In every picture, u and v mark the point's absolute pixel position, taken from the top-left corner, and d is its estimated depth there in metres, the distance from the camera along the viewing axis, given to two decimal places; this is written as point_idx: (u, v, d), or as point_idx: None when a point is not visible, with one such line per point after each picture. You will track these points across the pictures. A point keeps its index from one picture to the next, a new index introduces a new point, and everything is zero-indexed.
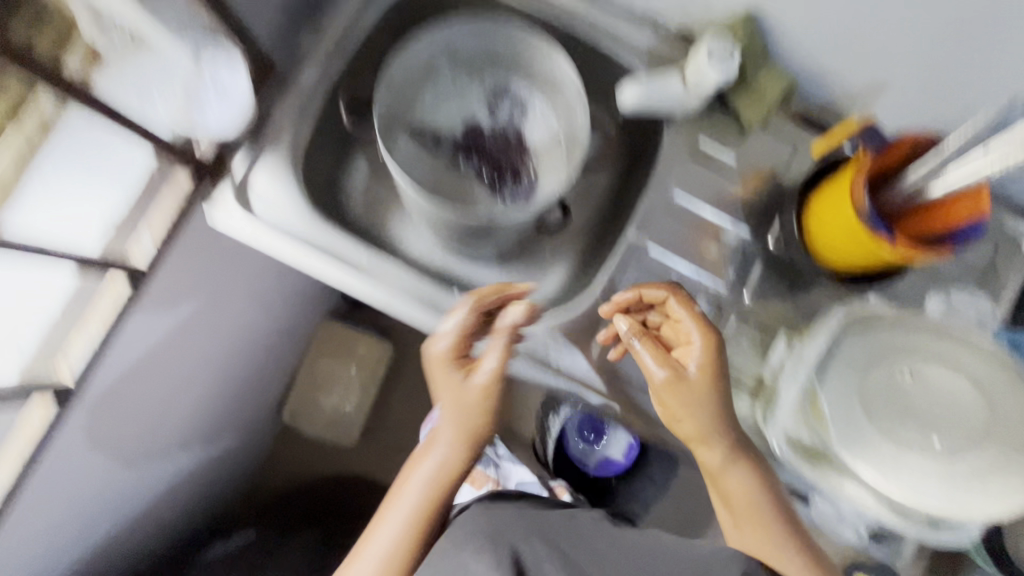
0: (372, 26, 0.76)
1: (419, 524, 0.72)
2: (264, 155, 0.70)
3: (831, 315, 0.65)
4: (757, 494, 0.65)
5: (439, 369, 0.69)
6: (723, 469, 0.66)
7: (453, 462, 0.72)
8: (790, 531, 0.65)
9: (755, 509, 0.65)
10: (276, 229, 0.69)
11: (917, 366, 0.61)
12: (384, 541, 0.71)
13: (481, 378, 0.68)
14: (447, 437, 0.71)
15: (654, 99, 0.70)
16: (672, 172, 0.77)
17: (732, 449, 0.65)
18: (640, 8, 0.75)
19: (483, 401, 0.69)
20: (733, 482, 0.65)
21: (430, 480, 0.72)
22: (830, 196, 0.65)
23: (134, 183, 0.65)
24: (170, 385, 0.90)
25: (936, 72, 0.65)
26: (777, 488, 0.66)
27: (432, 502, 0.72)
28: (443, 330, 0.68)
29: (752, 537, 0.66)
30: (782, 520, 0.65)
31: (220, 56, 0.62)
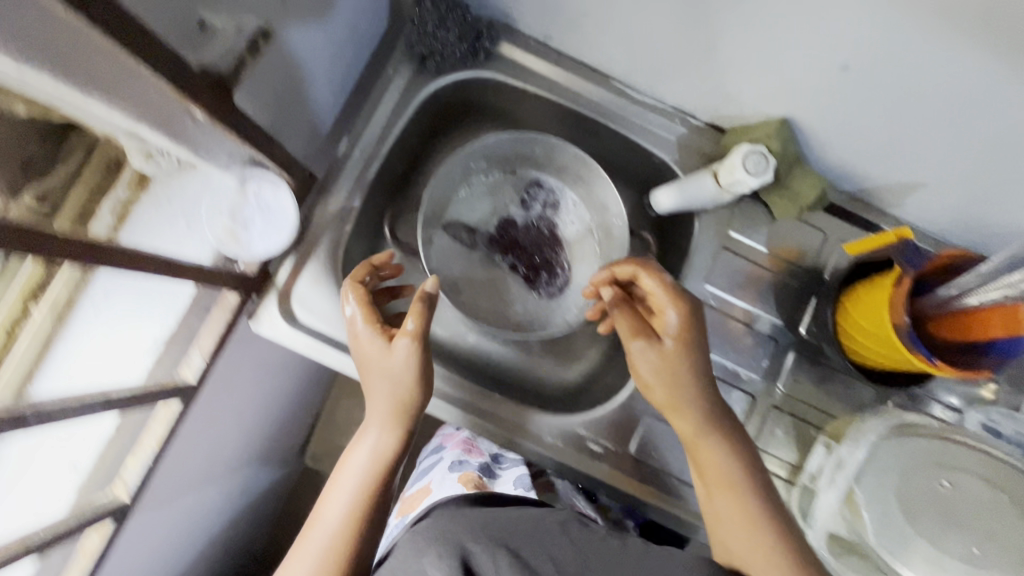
0: (404, 124, 0.76)
1: (354, 523, 0.61)
2: (306, 264, 0.71)
3: (871, 425, 0.68)
4: (739, 481, 0.60)
5: (364, 345, 0.64)
6: (698, 436, 0.62)
7: (388, 447, 0.64)
8: (773, 520, 0.58)
9: (729, 483, 0.60)
10: (317, 338, 0.70)
11: (956, 477, 0.64)
12: (309, 560, 0.59)
13: (405, 348, 0.62)
14: (381, 416, 0.64)
15: (689, 199, 0.71)
16: (705, 264, 0.77)
17: (706, 418, 0.62)
18: (671, 102, 0.76)
19: (410, 367, 0.62)
20: (705, 454, 0.61)
21: (365, 468, 0.64)
22: (866, 304, 0.65)
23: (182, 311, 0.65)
24: (215, 487, 0.86)
25: (970, 181, 0.65)
26: (759, 477, 0.61)
27: (362, 500, 0.62)
28: (347, 312, 0.66)
29: (735, 524, 0.59)
30: (766, 512, 0.59)
31: (264, 177, 0.64)
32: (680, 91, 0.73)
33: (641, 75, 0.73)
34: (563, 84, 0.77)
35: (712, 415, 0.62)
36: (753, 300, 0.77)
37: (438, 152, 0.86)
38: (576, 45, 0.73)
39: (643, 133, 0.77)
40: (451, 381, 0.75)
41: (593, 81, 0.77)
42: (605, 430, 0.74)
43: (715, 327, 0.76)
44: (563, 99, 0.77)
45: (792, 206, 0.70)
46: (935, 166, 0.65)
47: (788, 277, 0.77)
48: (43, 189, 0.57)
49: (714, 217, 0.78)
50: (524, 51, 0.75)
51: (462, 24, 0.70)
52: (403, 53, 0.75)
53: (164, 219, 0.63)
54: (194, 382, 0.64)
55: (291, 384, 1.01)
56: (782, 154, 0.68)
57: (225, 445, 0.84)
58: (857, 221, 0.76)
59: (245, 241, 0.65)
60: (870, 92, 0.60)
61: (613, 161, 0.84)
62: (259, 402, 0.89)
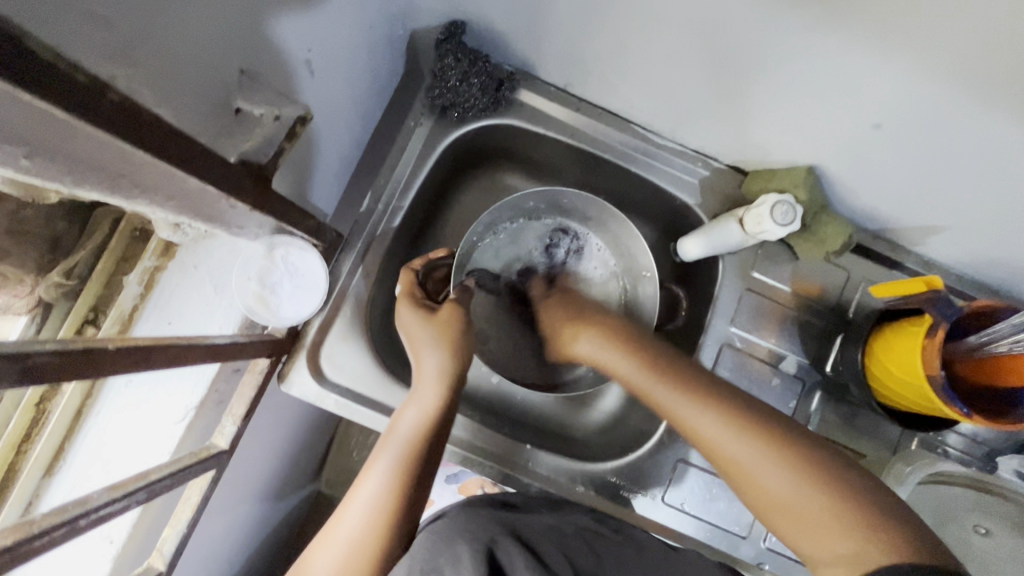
0: (426, 174, 0.76)
1: (401, 478, 0.59)
2: (336, 319, 0.72)
3: (915, 465, 0.72)
4: (727, 445, 0.55)
5: (412, 319, 0.68)
6: (640, 379, 0.62)
7: (436, 404, 0.63)
8: (772, 442, 0.53)
9: (718, 418, 0.56)
10: (349, 397, 0.71)
11: (986, 523, 0.71)
12: (355, 519, 0.58)
13: (453, 314, 0.68)
14: (430, 374, 0.65)
15: (717, 242, 0.72)
16: (732, 306, 0.77)
17: (646, 362, 0.62)
18: (693, 146, 0.76)
19: (442, 347, 0.66)
20: (664, 402, 0.59)
21: (412, 427, 0.62)
22: (895, 348, 0.66)
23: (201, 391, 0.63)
24: (238, 538, 0.84)
25: (995, 230, 0.66)
26: (759, 430, 0.54)
27: (409, 456, 0.60)
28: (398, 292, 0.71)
29: (739, 459, 0.54)
30: (774, 468, 0.52)
31: (291, 242, 0.66)
32: (703, 137, 0.73)
33: (663, 122, 0.73)
34: (584, 130, 0.77)
35: (651, 357, 0.63)
36: (778, 340, 0.77)
37: (457, 195, 0.85)
38: (598, 92, 0.73)
39: (665, 176, 0.78)
40: (480, 430, 0.75)
41: (614, 126, 0.76)
42: (636, 476, 0.74)
43: (742, 369, 0.76)
44: (584, 144, 0.77)
45: (816, 249, 0.73)
46: (960, 213, 0.65)
47: (813, 316, 0.77)
48: (69, 266, 0.56)
49: (737, 258, 0.77)
50: (545, 98, 0.75)
51: (485, 77, 0.70)
52: (424, 104, 0.74)
53: (191, 286, 0.61)
54: (228, 449, 0.64)
55: (311, 423, 1.01)
56: (808, 201, 0.68)
57: (250, 496, 0.83)
58: (878, 259, 0.77)
59: (275, 304, 0.66)
60: (898, 151, 0.61)
61: (632, 201, 0.84)
62: (279, 449, 0.88)
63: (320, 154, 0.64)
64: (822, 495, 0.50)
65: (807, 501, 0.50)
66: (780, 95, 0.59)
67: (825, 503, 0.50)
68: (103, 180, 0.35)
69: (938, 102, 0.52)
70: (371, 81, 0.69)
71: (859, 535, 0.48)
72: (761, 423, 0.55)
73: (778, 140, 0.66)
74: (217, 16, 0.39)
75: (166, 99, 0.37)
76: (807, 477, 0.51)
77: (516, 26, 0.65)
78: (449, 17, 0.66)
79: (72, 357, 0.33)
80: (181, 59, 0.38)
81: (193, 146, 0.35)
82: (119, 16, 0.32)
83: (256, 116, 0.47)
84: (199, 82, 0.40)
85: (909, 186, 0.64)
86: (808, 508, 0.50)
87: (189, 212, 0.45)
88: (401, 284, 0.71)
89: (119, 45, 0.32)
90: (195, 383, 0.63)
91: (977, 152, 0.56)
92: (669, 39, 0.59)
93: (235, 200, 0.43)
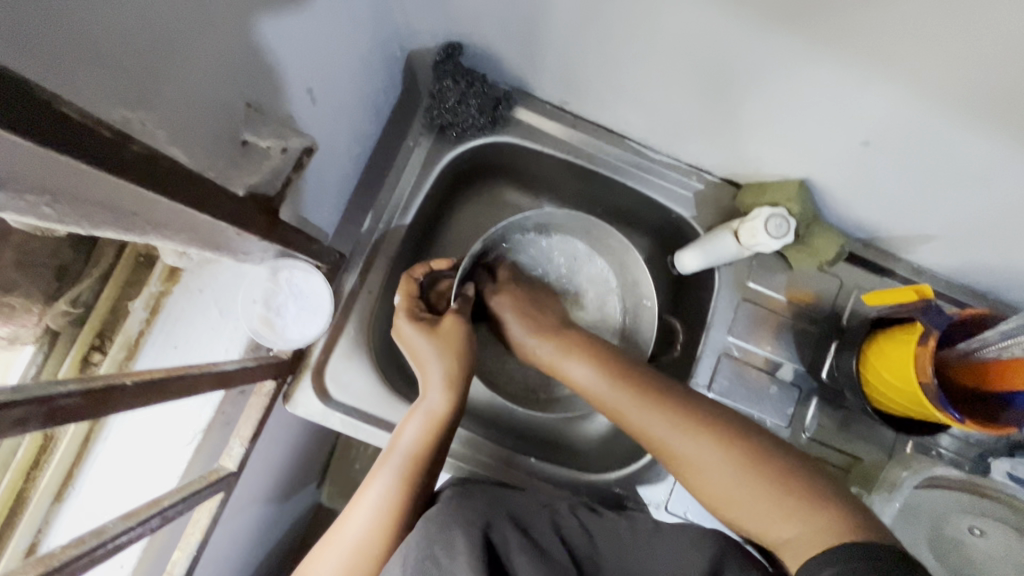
0: (425, 192, 0.77)
1: (409, 479, 0.62)
2: (340, 338, 0.73)
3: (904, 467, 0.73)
4: (689, 449, 0.60)
5: (409, 332, 0.69)
6: (604, 391, 0.66)
7: (443, 407, 0.66)
8: (729, 443, 0.59)
9: (680, 425, 0.61)
10: (355, 415, 0.72)
11: (984, 525, 0.69)
12: (364, 519, 0.60)
13: (457, 324, 0.72)
14: (437, 379, 0.67)
15: (713, 254, 0.73)
16: (729, 316, 0.78)
17: (611, 372, 0.67)
18: (687, 160, 0.77)
19: (440, 354, 0.68)
20: (630, 411, 0.64)
21: (419, 430, 0.64)
22: (889, 356, 0.67)
23: (205, 416, 0.62)
24: (244, 555, 0.85)
25: (980, 241, 0.68)
26: (726, 434, 0.60)
27: (416, 459, 0.63)
28: (398, 301, 0.71)
29: (701, 460, 0.60)
30: (738, 467, 0.58)
31: (295, 264, 0.66)
32: (696, 152, 0.74)
33: (657, 137, 0.74)
34: (579, 146, 0.78)
35: (614, 367, 0.67)
36: (774, 348, 0.79)
37: (455, 211, 0.87)
38: (593, 110, 0.74)
39: (660, 190, 0.79)
40: (484, 444, 0.76)
41: (609, 141, 0.78)
42: (638, 485, 0.75)
43: (739, 377, 0.78)
44: (580, 160, 0.78)
45: (810, 259, 0.75)
46: (947, 223, 0.67)
47: (806, 324, 0.79)
48: (75, 295, 0.57)
49: (732, 269, 0.79)
50: (542, 116, 0.77)
51: (482, 97, 0.71)
52: (422, 123, 0.76)
53: (196, 310, 0.62)
54: (236, 471, 0.64)
55: (313, 438, 1.01)
56: (800, 214, 0.70)
57: (255, 514, 0.84)
58: (870, 266, 0.79)
59: (280, 326, 0.67)
60: (886, 168, 0.62)
61: (628, 213, 0.86)
62: (282, 466, 0.89)
63: (322, 177, 0.65)
64: (773, 489, 0.56)
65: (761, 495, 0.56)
66: (771, 114, 0.61)
67: (774, 498, 0.56)
68: (119, 222, 0.36)
69: (923, 123, 0.54)
70: (369, 103, 0.70)
71: (813, 521, 0.54)
72: (721, 428, 0.60)
73: (770, 155, 0.68)
74: (222, 55, 0.40)
75: (178, 139, 0.38)
76: (760, 474, 0.57)
77: (512, 49, 0.66)
78: (446, 39, 0.68)
79: (93, 396, 0.34)
80: (189, 99, 0.39)
81: (205, 186, 0.36)
82: (133, 65, 0.32)
83: (263, 148, 0.49)
84: (206, 119, 0.41)
85: (897, 199, 0.66)
86: (760, 503, 0.56)
87: (200, 244, 0.46)
88: (401, 292, 0.72)
89: (132, 91, 0.33)
90: (198, 409, 0.62)
91: (962, 167, 0.58)
92: (661, 64, 0.60)
93: (243, 232, 0.44)
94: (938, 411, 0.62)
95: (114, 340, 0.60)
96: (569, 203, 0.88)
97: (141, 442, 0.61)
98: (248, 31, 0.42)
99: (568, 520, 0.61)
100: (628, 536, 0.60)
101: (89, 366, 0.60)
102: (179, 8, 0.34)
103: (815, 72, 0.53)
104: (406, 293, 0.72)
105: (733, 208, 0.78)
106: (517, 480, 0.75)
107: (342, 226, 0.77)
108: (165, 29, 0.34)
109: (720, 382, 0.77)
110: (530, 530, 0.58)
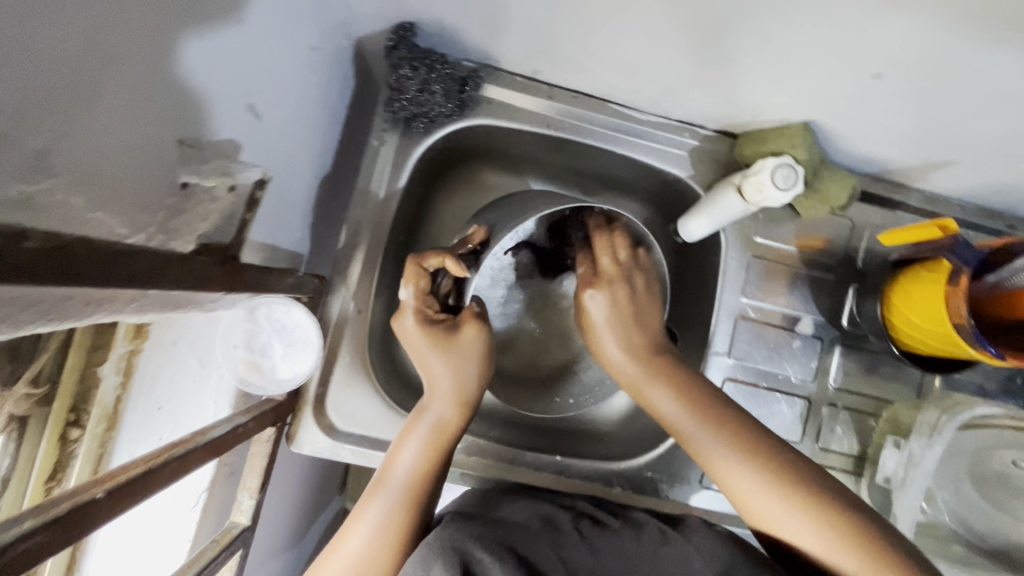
0: (402, 193, 0.71)
1: (410, 502, 0.57)
2: (336, 366, 0.68)
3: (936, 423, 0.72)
4: (751, 483, 0.57)
5: (418, 337, 0.61)
6: (687, 425, 0.60)
7: (452, 421, 0.61)
8: (795, 485, 0.55)
9: (745, 456, 0.58)
10: (366, 444, 0.67)
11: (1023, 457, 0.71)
12: (365, 532, 0.55)
13: (478, 334, 0.62)
14: (447, 391, 0.61)
15: (721, 215, 0.68)
16: (740, 276, 0.74)
17: (701, 407, 0.60)
18: (676, 116, 0.71)
19: (457, 374, 0.61)
20: (710, 451, 0.59)
21: (423, 445, 0.59)
22: (915, 292, 0.64)
23: (202, 486, 0.57)
24: None
25: (996, 164, 0.64)
26: (771, 464, 0.57)
27: (421, 478, 0.58)
28: (406, 297, 0.62)
29: (760, 500, 0.56)
30: (793, 498, 0.55)
31: (272, 299, 0.60)
32: (687, 106, 0.68)
33: (642, 98, 0.68)
34: (560, 118, 0.71)
35: (700, 404, 0.61)
36: (791, 302, 0.75)
37: (435, 206, 0.80)
38: (569, 76, 0.67)
39: (652, 153, 0.74)
40: (504, 450, 0.73)
41: (590, 108, 0.71)
42: (668, 464, 0.73)
43: (759, 339, 0.74)
44: (562, 133, 0.72)
45: (820, 206, 0.70)
46: (966, 148, 0.62)
47: (820, 272, 0.75)
48: (36, 373, 0.50)
49: (738, 227, 0.74)
50: (513, 90, 0.70)
51: (446, 80, 0.65)
52: (384, 118, 0.68)
53: (173, 364, 0.57)
54: (251, 525, 0.59)
55: (326, 462, 0.97)
56: (808, 159, 0.65)
57: (281, 551, 0.80)
58: (881, 202, 0.75)
59: (268, 368, 0.61)
60: (898, 102, 0.57)
61: (619, 180, 0.80)
62: (300, 495, 0.85)
63: (283, 198, 0.59)
64: (846, 529, 0.53)
65: (829, 542, 0.53)
66: (771, 58, 0.54)
67: (823, 528, 0.53)
68: (48, 312, 0.31)
69: (948, 46, 0.48)
70: (322, 106, 0.63)
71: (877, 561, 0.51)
72: (776, 463, 0.57)
73: (769, 100, 0.62)
74: (139, 90, 0.34)
75: (100, 201, 0.32)
76: (829, 512, 0.54)
77: (470, 20, 0.59)
78: (395, 21, 0.60)
79: (65, 521, 0.30)
80: (109, 150, 0.32)
81: (141, 258, 0.30)
82: (22, 133, 0.26)
83: (208, 188, 0.42)
84: (133, 171, 0.35)
85: (909, 130, 0.61)
86: (811, 534, 0.54)
87: (156, 307, 0.40)
88: (409, 288, 0.62)
89: (30, 159, 0.27)
90: (194, 482, 0.57)
91: (984, 90, 0.52)
92: (642, 20, 0.53)
93: (205, 291, 0.38)
94: (972, 348, 0.59)
95: (90, 413, 0.55)
96: (556, 179, 0.82)
97: (141, 513, 0.56)
98: (168, 55, 0.35)
99: (571, 541, 0.57)
100: (634, 551, 0.57)
101: (69, 444, 0.55)
102: (64, 49, 0.28)
103: (821, 5, 0.46)
104: (415, 288, 0.62)
105: (732, 161, 0.73)
106: (545, 481, 0.72)
107: (316, 243, 0.71)
108: (48, 78, 0.27)
109: (740, 346, 0.74)
110: (528, 555, 0.53)
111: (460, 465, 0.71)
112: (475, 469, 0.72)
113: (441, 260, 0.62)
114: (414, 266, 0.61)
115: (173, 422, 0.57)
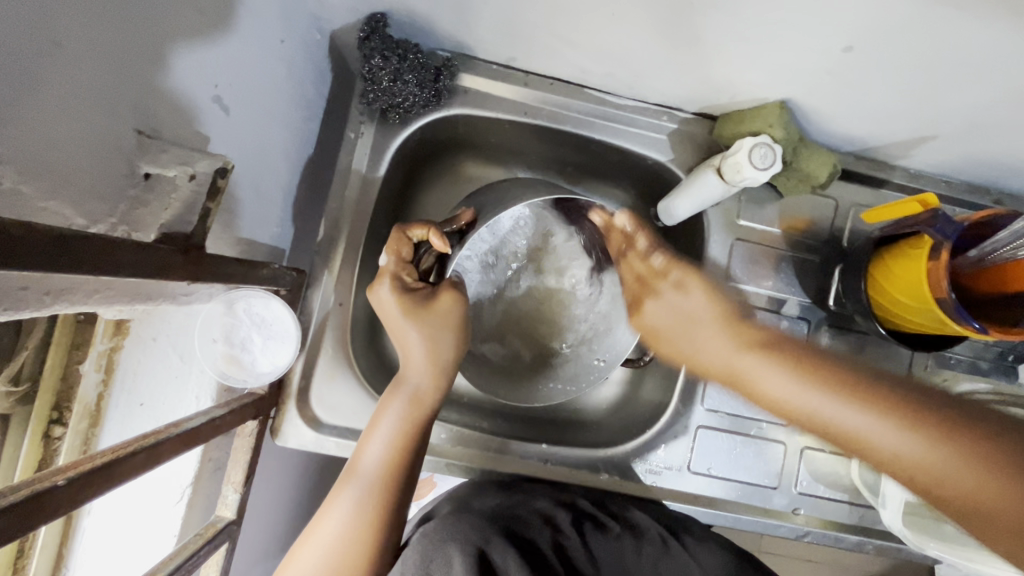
0: (380, 184, 0.70)
1: (387, 483, 0.57)
2: (320, 360, 0.68)
3: None
4: (868, 431, 0.46)
5: (393, 306, 0.61)
6: (790, 391, 0.51)
7: (428, 394, 0.60)
8: (917, 417, 0.44)
9: (850, 399, 0.48)
10: (350, 436, 0.67)
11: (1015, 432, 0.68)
12: (343, 515, 0.55)
13: (456, 303, 0.63)
14: (421, 363, 0.60)
15: (701, 198, 0.68)
16: (722, 259, 0.74)
17: (786, 360, 0.53)
18: (654, 100, 0.71)
19: (425, 345, 0.60)
20: (816, 407, 0.49)
21: (400, 420, 0.59)
22: (903, 263, 0.63)
23: (186, 477, 0.58)
24: None
25: (976, 138, 0.64)
26: (895, 400, 0.46)
27: (397, 458, 0.58)
28: (386, 261, 0.62)
29: (888, 445, 0.45)
30: (938, 442, 0.43)
31: (251, 292, 0.61)
32: (664, 89, 0.68)
33: (618, 82, 0.68)
34: (538, 105, 0.71)
35: (742, 324, 0.59)
36: (776, 284, 0.74)
37: (417, 199, 0.80)
38: (545, 62, 0.67)
39: (631, 137, 0.73)
40: (490, 440, 0.72)
41: (568, 95, 0.71)
42: (657, 452, 0.73)
43: None
44: (540, 120, 0.72)
45: (801, 185, 0.70)
46: (945, 122, 0.62)
47: (805, 253, 0.75)
48: (15, 371, 0.50)
49: (721, 210, 0.74)
50: (489, 79, 0.69)
51: (420, 70, 0.65)
52: (361, 110, 0.68)
53: (154, 359, 0.57)
54: (236, 519, 0.59)
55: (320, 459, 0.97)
56: (786, 138, 0.64)
57: (273, 548, 0.80)
58: (863, 180, 0.74)
59: (248, 362, 0.61)
60: (872, 77, 0.57)
61: (601, 167, 0.80)
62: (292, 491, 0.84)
63: (258, 191, 0.59)
64: (970, 458, 0.41)
65: (923, 445, 0.43)
66: (741, 36, 0.54)
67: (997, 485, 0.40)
68: (1, 300, 0.31)
69: (920, 16, 0.47)
70: (297, 100, 0.63)
71: None
72: (892, 400, 0.46)
73: (743, 80, 0.62)
74: (94, 86, 0.34)
75: (54, 190, 0.32)
76: (955, 442, 0.42)
77: (440, 8, 0.58)
78: (366, 12, 0.60)
79: (21, 510, 0.30)
80: (59, 137, 0.32)
81: (90, 244, 0.30)
82: None
83: (169, 178, 0.42)
84: (88, 161, 0.35)
85: (886, 106, 0.61)
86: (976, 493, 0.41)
87: (122, 298, 0.40)
88: (389, 253, 0.62)
89: None
90: (178, 474, 0.58)
91: (955, 61, 0.52)
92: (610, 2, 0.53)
93: (167, 279, 0.38)
94: (956, 323, 0.59)
95: (72, 410, 0.55)
96: (538, 168, 0.82)
97: (126, 506, 0.57)
98: (125, 50, 0.36)
99: (573, 539, 0.60)
100: (633, 560, 0.61)
101: (52, 442, 0.55)
102: (9, 42, 0.28)
103: None
104: (395, 254, 0.62)
105: (712, 142, 0.73)
106: (532, 471, 0.72)
107: (296, 238, 0.71)
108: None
109: None
110: (529, 549, 0.56)
111: (445, 456, 0.71)
112: (459, 461, 0.71)
113: (426, 232, 0.62)
114: (396, 232, 0.62)
115: (155, 417, 0.57)
